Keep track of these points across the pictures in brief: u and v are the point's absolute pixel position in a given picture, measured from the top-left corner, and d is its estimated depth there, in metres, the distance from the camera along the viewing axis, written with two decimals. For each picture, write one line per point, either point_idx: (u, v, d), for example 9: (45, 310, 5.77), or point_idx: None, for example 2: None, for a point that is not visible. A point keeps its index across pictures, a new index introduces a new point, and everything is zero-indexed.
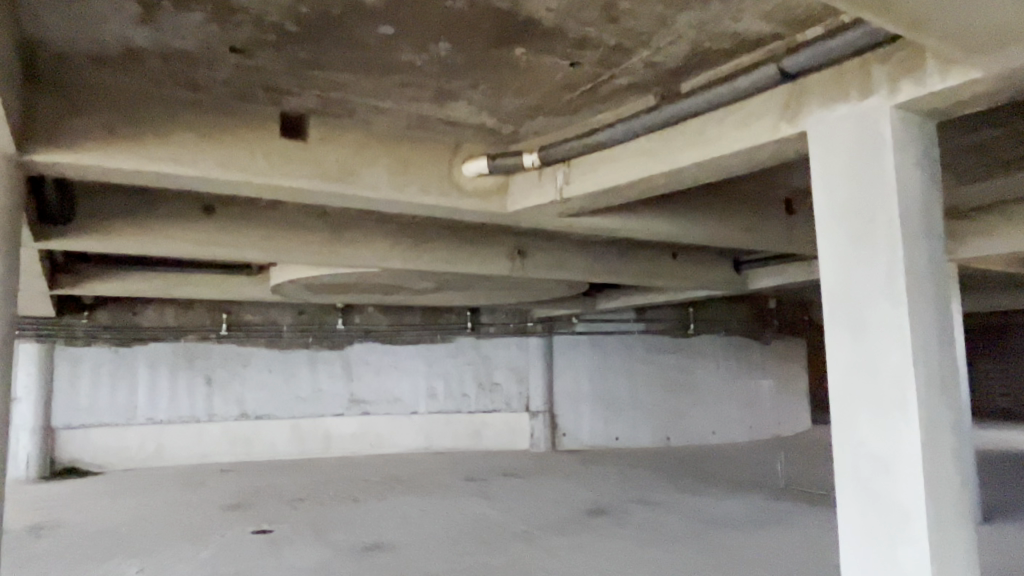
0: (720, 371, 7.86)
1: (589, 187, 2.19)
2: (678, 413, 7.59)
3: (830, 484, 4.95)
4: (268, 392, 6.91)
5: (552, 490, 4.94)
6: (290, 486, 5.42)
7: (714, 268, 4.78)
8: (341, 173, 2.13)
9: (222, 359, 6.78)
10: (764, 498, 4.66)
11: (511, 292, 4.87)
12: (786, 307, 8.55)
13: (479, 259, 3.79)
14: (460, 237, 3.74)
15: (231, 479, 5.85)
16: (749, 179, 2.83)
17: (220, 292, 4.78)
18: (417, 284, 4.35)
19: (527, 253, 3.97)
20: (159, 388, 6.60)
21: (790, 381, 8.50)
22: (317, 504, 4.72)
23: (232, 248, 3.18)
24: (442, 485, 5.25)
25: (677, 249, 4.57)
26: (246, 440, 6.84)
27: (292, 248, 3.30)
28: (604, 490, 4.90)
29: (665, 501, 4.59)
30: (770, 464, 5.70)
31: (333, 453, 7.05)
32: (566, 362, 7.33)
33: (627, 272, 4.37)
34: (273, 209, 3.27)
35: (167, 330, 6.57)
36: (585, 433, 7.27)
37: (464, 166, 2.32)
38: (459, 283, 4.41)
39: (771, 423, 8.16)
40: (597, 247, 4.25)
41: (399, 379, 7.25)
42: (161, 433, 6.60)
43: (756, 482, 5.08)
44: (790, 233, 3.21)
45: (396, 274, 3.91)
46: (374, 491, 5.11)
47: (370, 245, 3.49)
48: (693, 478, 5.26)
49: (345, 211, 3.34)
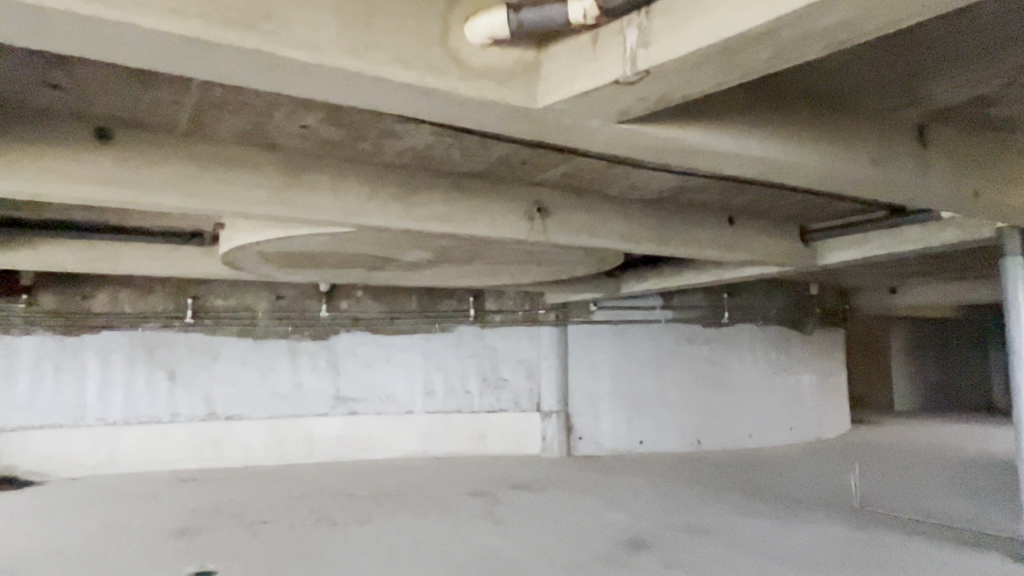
0: (758, 366, 6.89)
1: (680, 45, 1.26)
2: (712, 413, 6.62)
3: (918, 508, 4.01)
4: (241, 388, 6.01)
5: (573, 513, 4.01)
6: (258, 502, 4.50)
7: (777, 237, 3.85)
8: (250, 17, 1.21)
9: (188, 351, 5.91)
10: (840, 527, 3.73)
11: (525, 267, 3.95)
12: (827, 296, 7.64)
13: (486, 218, 2.87)
14: (461, 189, 2.83)
15: (193, 491, 4.93)
16: (891, 75, 1.91)
17: (164, 267, 3.91)
18: (407, 255, 3.44)
19: (550, 212, 3.04)
20: (113, 383, 5.71)
21: (832, 377, 7.57)
22: (285, 530, 3.81)
23: (139, 192, 2.26)
24: (441, 503, 4.34)
25: (734, 214, 3.66)
26: (215, 444, 5.93)
27: (228, 197, 2.39)
28: (641, 513, 3.97)
29: (720, 530, 3.67)
30: (832, 480, 4.75)
31: (317, 459, 6.14)
32: (583, 354, 6.40)
33: (676, 241, 3.44)
34: (201, 139, 2.35)
35: (122, 320, 5.74)
36: (605, 436, 6.34)
37: (469, 26, 1.41)
38: (460, 254, 3.49)
39: (812, 424, 7.21)
40: (637, 209, 3.33)
41: (391, 374, 6.35)
42: (116, 435, 5.68)
43: (821, 504, 4.16)
44: (925, 172, 2.27)
45: (377, 238, 2.97)
46: (357, 510, 4.21)
47: (338, 196, 2.57)
48: (744, 496, 4.34)
49: (305, 146, 2.42)
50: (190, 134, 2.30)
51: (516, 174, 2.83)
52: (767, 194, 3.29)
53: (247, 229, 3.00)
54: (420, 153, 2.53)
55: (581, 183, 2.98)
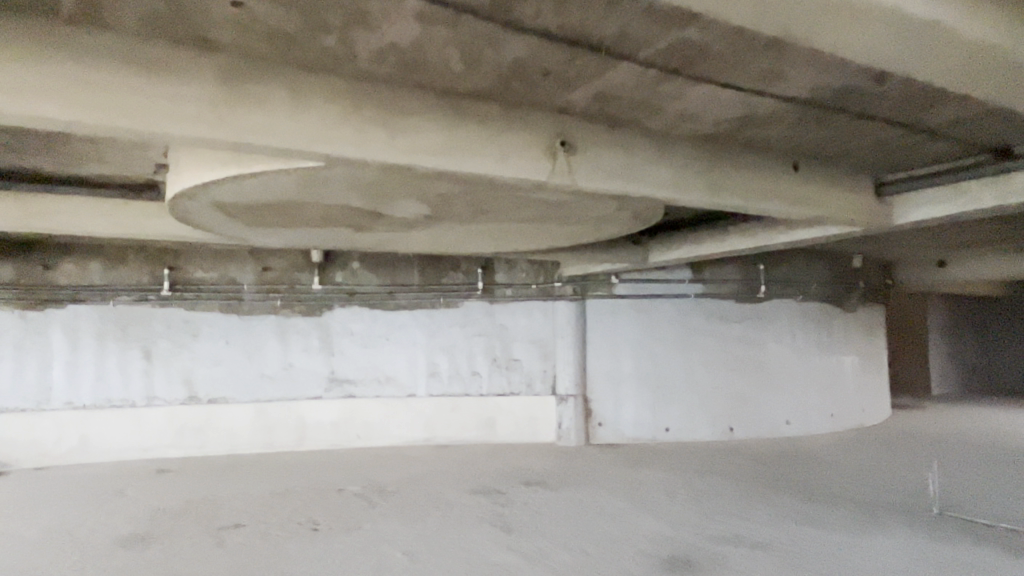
0: (797, 345, 6.14)
1: None
2: (746, 398, 5.90)
3: (1013, 520, 3.34)
4: (224, 368, 5.43)
5: (598, 519, 3.40)
6: (235, 500, 3.91)
7: (847, 189, 3.17)
8: None
9: (165, 327, 5.34)
10: (925, 543, 3.09)
11: (542, 226, 3.30)
12: (870, 269, 6.95)
13: (495, 153, 2.23)
14: (463, 113, 2.17)
15: (166, 485, 4.35)
16: None
17: (113, 226, 3.30)
18: (398, 207, 2.79)
19: (576, 147, 2.38)
20: (81, 364, 5.15)
21: (877, 359, 6.87)
22: (256, 537, 3.23)
23: (15, 98, 1.64)
24: (443, 503, 3.74)
25: (799, 158, 2.99)
26: (197, 430, 5.35)
27: (139, 112, 1.75)
28: (679, 520, 3.37)
29: (781, 545, 3.04)
30: (896, 480, 4.11)
31: (309, 447, 5.55)
32: (604, 332, 5.73)
33: (731, 190, 2.78)
34: (102, 30, 1.71)
35: (92, 293, 5.18)
36: (627, 423, 5.69)
37: None
38: (463, 206, 2.85)
39: (855, 410, 6.52)
40: (685, 148, 2.66)
41: (391, 353, 5.75)
42: (85, 421, 5.10)
43: (891, 512, 3.52)
44: None
45: (357, 178, 2.33)
46: (347, 511, 3.63)
47: (297, 117, 1.93)
48: (797, 499, 3.72)
49: (248, 43, 1.78)
50: (84, 20, 1.67)
51: (534, 94, 2.18)
52: (848, 130, 2.63)
53: (192, 167, 2.37)
54: (406, 58, 1.89)
55: (618, 109, 2.33)
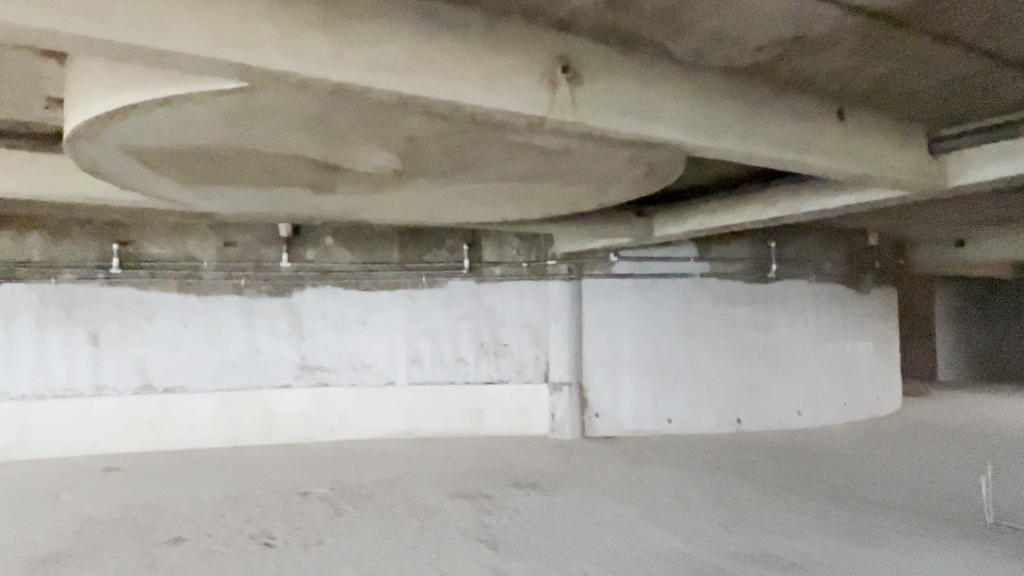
0: (810, 330, 5.65)
1: None
2: (755, 387, 5.42)
3: None
4: (182, 355, 4.90)
5: (601, 533, 2.91)
6: (181, 507, 3.40)
7: (898, 144, 2.67)
8: None
9: (116, 309, 4.79)
10: (987, 561, 2.61)
11: (535, 187, 2.77)
12: (883, 249, 6.49)
13: (478, 76, 1.70)
14: (433, 22, 1.65)
15: (109, 486, 3.83)
16: None
17: (18, 185, 2.75)
18: (358, 156, 2.26)
19: (582, 75, 1.87)
20: (19, 349, 4.60)
21: (890, 346, 6.42)
22: (195, 556, 2.72)
23: None
24: (420, 509, 3.26)
25: (845, 105, 2.49)
26: (152, 423, 4.81)
27: None
28: (694, 532, 2.90)
29: (821, 566, 2.56)
30: (934, 485, 3.64)
31: (278, 441, 5.03)
32: (601, 315, 5.23)
33: (769, 139, 2.27)
34: None
35: (30, 269, 4.63)
36: (626, 414, 5.21)
37: None
38: (438, 156, 2.33)
39: (869, 399, 6.07)
40: (714, 85, 2.15)
41: (368, 339, 5.24)
42: (24, 413, 4.55)
43: (937, 522, 3.04)
44: None
45: (299, 109, 1.80)
46: (308, 520, 3.13)
47: (205, 12, 1.41)
48: (825, 507, 3.25)
49: None
50: None
51: None
52: (916, 63, 2.12)
53: (84, 97, 1.82)
54: None
55: (636, 24, 1.81)
